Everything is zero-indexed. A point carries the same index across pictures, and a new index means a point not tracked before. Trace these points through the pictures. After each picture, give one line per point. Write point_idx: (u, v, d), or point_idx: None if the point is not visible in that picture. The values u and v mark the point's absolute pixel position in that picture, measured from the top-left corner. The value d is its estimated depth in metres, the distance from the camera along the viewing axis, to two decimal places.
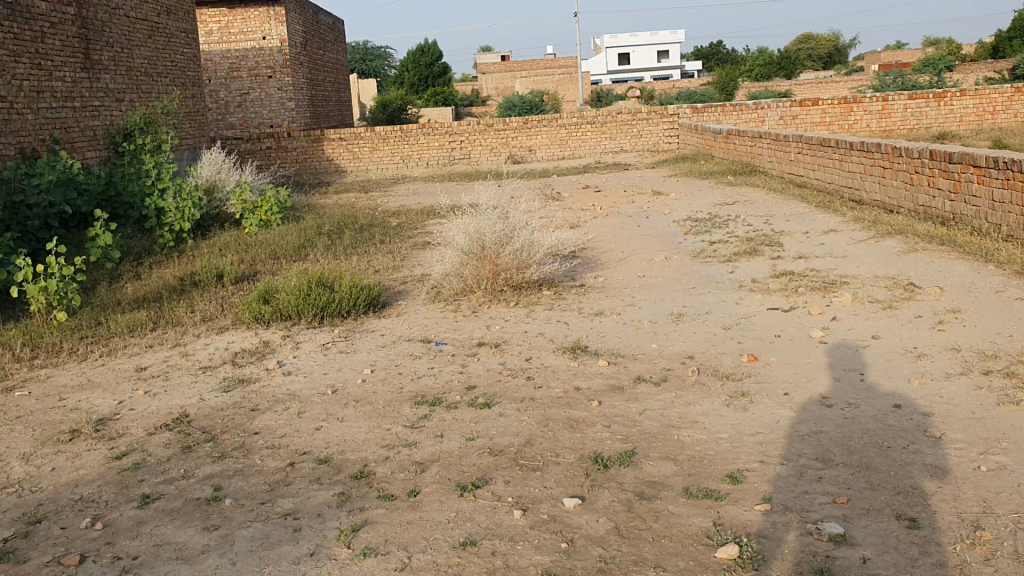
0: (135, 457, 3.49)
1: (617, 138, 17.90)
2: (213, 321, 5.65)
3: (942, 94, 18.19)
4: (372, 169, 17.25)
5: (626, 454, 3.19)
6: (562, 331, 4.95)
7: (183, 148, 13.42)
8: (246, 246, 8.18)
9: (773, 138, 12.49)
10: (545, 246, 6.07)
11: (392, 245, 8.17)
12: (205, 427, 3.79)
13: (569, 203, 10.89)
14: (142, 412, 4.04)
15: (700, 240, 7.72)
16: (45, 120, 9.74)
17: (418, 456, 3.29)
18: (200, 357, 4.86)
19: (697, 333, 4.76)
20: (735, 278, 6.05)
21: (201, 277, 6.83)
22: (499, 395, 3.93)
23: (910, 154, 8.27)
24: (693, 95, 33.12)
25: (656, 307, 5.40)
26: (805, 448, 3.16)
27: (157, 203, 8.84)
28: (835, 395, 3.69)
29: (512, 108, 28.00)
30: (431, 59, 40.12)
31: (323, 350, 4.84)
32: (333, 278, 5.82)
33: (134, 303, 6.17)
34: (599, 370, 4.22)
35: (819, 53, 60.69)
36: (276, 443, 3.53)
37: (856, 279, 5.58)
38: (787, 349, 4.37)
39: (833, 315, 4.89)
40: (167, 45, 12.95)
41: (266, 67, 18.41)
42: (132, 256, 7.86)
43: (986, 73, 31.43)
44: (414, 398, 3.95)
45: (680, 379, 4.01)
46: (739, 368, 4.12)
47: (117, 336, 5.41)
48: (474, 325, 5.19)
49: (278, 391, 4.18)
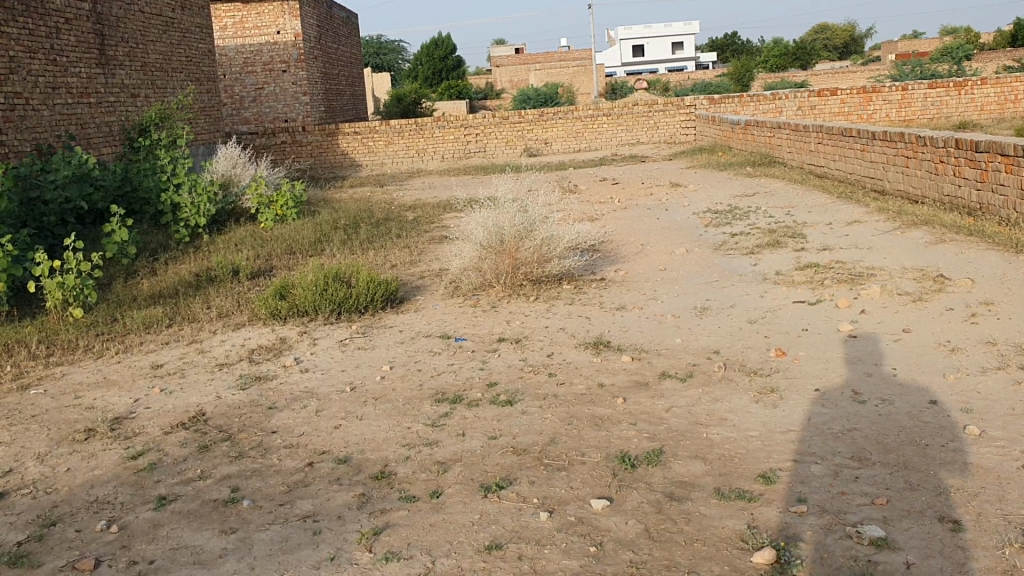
0: (151, 457, 3.42)
1: (633, 130, 17.77)
2: (229, 318, 5.58)
3: (962, 83, 17.96)
4: (387, 163, 17.20)
5: (654, 453, 3.10)
6: (584, 326, 4.86)
7: (198, 143, 13.38)
8: (262, 242, 8.12)
9: (791, 128, 12.34)
10: (565, 240, 5.97)
11: (408, 239, 8.09)
12: (222, 425, 3.72)
13: (586, 196, 10.77)
14: (158, 410, 3.98)
15: (721, 232, 7.61)
16: (61, 116, 9.71)
17: (440, 455, 3.21)
18: (216, 354, 4.80)
19: (722, 327, 4.65)
20: (759, 271, 5.94)
21: (217, 272, 6.77)
22: (521, 392, 3.84)
23: (935, 143, 8.11)
24: (709, 86, 32.95)
25: (679, 301, 5.29)
26: (840, 447, 3.06)
27: (173, 198, 8.81)
28: (868, 391, 3.58)
29: (526, 101, 27.86)
30: (444, 51, 39.91)
31: (340, 346, 4.76)
32: (349, 274, 5.74)
33: (150, 299, 6.12)
34: (623, 365, 4.12)
35: (836, 44, 60.21)
36: (295, 442, 3.45)
37: (884, 271, 5.46)
38: (815, 343, 4.26)
39: (861, 307, 4.77)
40: (182, 41, 12.91)
41: (281, 61, 18.37)
42: (148, 252, 7.81)
43: (1005, 61, 31.18)
44: (434, 395, 3.86)
45: (706, 374, 3.91)
46: (767, 363, 4.02)
47: (134, 332, 5.36)
48: (493, 320, 5.10)
49: (295, 389, 4.11)
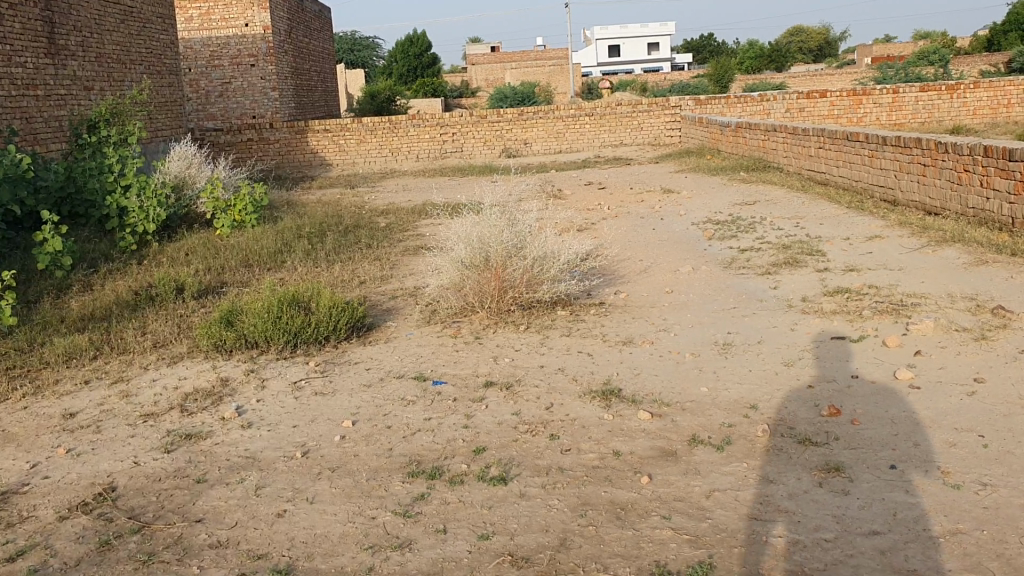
0: (34, 559, 2.60)
1: (616, 131, 17.00)
2: (165, 349, 4.73)
3: (955, 86, 17.31)
4: (359, 163, 16.34)
5: (698, 569, 2.33)
6: (588, 366, 4.07)
7: (156, 141, 12.49)
8: (215, 252, 7.25)
9: (788, 132, 11.63)
10: (561, 258, 5.15)
11: (379, 250, 7.27)
12: (136, 508, 2.91)
13: (571, 202, 10.02)
14: (57, 482, 3.13)
15: (727, 246, 6.86)
16: (4, 109, 8.81)
17: (415, 567, 2.43)
18: (143, 400, 3.96)
19: (754, 372, 3.88)
20: (781, 296, 5.17)
21: (159, 290, 5.89)
22: (516, 462, 3.06)
23: (958, 149, 7.39)
24: (688, 87, 32.29)
25: (696, 335, 4.51)
26: (948, 561, 2.31)
27: (120, 201, 7.91)
28: (959, 470, 2.82)
29: (503, 100, 27.10)
30: (420, 49, 38.91)
31: (293, 391, 3.95)
32: (308, 297, 4.91)
33: (78, 323, 5.24)
34: (640, 425, 3.33)
35: (811, 46, 59.76)
36: (223, 540, 2.65)
37: (929, 299, 4.73)
38: (873, 397, 3.50)
39: (915, 347, 4.03)
40: (141, 30, 12.01)
41: (249, 55, 17.43)
42: (86, 262, 6.92)
43: (982, 65, 30.93)
44: (406, 468, 3.08)
45: (749, 441, 3.13)
46: (820, 426, 3.24)
47: (50, 367, 4.49)
48: (478, 356, 4.29)
49: (234, 454, 3.31)
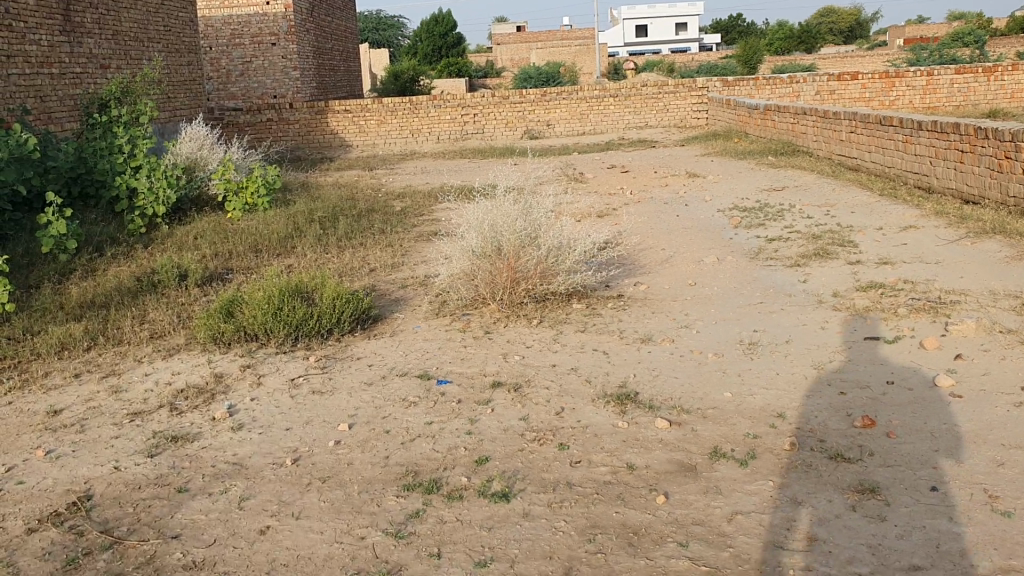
0: None
1: (641, 112, 16.64)
2: (162, 341, 4.52)
3: (993, 68, 16.75)
4: (378, 144, 16.12)
5: None
6: (603, 366, 3.81)
7: (173, 121, 12.31)
8: (224, 236, 7.05)
9: (819, 115, 11.26)
10: (578, 248, 4.88)
11: (391, 235, 7.04)
12: (109, 520, 2.69)
13: (593, 186, 9.75)
14: (31, 488, 2.93)
15: (754, 235, 6.57)
16: (18, 87, 8.64)
17: None
18: (132, 397, 3.75)
19: (782, 375, 3.61)
20: (811, 290, 4.88)
21: (161, 276, 5.68)
22: (521, 476, 2.82)
23: (1000, 135, 7.03)
24: (716, 68, 31.75)
25: (719, 332, 4.24)
26: None
27: (129, 182, 7.72)
28: (1009, 494, 2.55)
29: (527, 80, 26.76)
30: (445, 28, 38.54)
31: (290, 389, 3.72)
32: (311, 287, 4.68)
33: (76, 310, 5.04)
34: (658, 435, 3.08)
35: (842, 27, 58.70)
36: (198, 561, 2.44)
37: (970, 297, 4.43)
38: (911, 406, 3.23)
39: (955, 350, 3.75)
40: (160, 8, 11.82)
41: (270, 33, 17.21)
42: (92, 245, 6.74)
43: (1020, 46, 30.12)
44: (402, 480, 2.84)
45: (775, 457, 2.87)
46: (853, 439, 2.98)
47: (41, 358, 4.29)
48: (487, 353, 4.05)
49: (221, 459, 3.09)
